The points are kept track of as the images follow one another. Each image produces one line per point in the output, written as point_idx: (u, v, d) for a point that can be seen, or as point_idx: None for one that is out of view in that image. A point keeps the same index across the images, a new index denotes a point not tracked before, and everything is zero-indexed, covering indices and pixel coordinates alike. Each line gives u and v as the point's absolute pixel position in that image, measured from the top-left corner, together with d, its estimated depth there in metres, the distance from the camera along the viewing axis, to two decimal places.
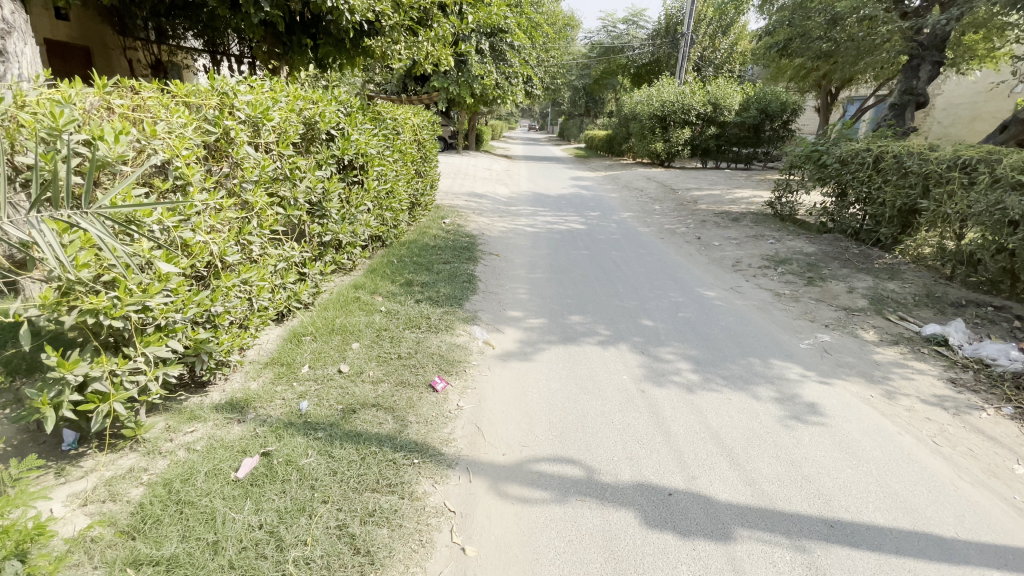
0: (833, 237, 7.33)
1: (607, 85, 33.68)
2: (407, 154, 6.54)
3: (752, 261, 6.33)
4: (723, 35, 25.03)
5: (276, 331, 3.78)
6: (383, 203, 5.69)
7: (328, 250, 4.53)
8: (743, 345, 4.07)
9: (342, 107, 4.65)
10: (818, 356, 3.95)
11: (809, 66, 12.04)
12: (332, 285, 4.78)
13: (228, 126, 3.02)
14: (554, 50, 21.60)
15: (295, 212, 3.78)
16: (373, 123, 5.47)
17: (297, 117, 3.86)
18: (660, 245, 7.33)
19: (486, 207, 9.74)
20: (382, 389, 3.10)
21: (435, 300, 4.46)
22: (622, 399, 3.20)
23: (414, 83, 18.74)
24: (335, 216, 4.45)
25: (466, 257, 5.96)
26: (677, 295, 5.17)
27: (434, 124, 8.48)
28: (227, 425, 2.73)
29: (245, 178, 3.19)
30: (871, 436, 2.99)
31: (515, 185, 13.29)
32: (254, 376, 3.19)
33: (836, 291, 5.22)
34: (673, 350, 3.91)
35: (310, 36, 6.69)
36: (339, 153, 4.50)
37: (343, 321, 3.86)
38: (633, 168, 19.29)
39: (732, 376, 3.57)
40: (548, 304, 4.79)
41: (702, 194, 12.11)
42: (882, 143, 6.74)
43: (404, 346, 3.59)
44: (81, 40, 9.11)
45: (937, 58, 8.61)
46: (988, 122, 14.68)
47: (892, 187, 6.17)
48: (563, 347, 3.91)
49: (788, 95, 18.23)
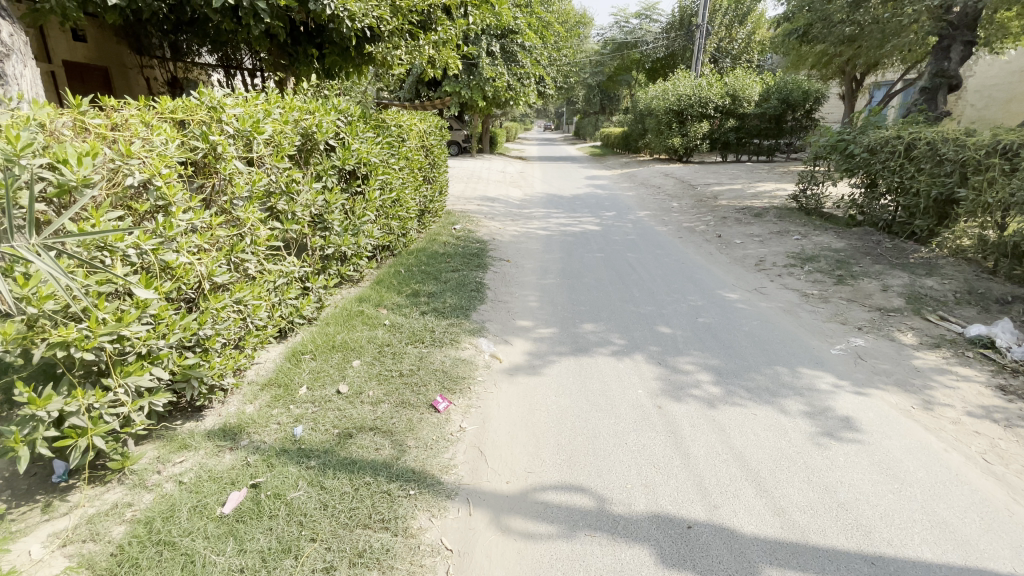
0: (863, 231, 6.93)
1: (622, 81, 33.24)
2: (414, 161, 6.42)
3: (776, 259, 6.01)
4: (740, 25, 24.41)
5: (277, 349, 3.67)
6: (389, 212, 5.57)
7: (332, 263, 4.42)
8: (769, 352, 3.79)
9: (341, 116, 4.53)
10: (851, 362, 3.66)
11: (832, 51, 11.51)
12: (337, 299, 4.67)
13: (215, 140, 2.91)
14: (566, 49, 21.40)
15: (293, 226, 3.67)
16: (375, 131, 5.35)
17: (292, 128, 3.75)
18: (678, 245, 7.05)
19: (499, 210, 9.59)
20: (381, 410, 2.95)
21: (441, 312, 4.30)
22: (637, 416, 2.98)
23: (426, 89, 18.78)
24: (338, 228, 4.34)
25: (476, 265, 5.80)
26: (697, 299, 4.91)
27: (443, 129, 8.36)
28: (218, 454, 2.62)
29: (236, 194, 3.08)
30: (914, 454, 2.70)
31: (530, 187, 13.11)
32: (251, 399, 3.08)
33: (869, 289, 4.88)
34: (691, 360, 3.67)
35: (316, 46, 6.61)
36: (339, 164, 4.39)
37: (345, 337, 3.73)
38: (650, 164, 18.90)
39: (757, 388, 3.31)
40: (560, 312, 4.59)
41: (722, 190, 11.71)
42: (914, 129, 6.33)
43: (406, 362, 3.43)
44: (99, 61, 9.31)
45: (968, 38, 7.88)
46: None
47: (926, 176, 5.77)
48: (574, 360, 3.70)
49: (810, 83, 17.62)
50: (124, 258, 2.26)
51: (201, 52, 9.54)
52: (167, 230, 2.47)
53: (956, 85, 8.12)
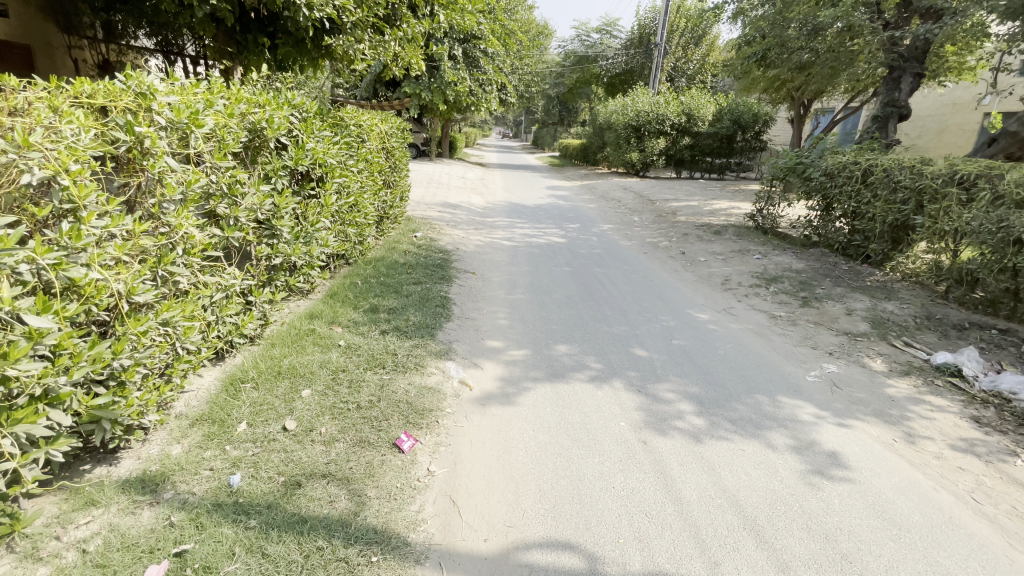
0: (819, 252, 7.10)
1: (581, 94, 33.67)
2: (373, 163, 5.99)
3: (742, 278, 6.01)
4: (696, 46, 25.30)
5: (212, 374, 3.20)
6: (345, 217, 5.13)
7: (279, 274, 3.97)
8: (746, 379, 3.67)
9: (295, 111, 4.09)
10: (828, 390, 3.60)
11: (785, 77, 11.99)
12: (284, 313, 4.21)
13: (143, 132, 2.45)
14: (528, 58, 21.44)
15: (235, 234, 3.22)
16: (332, 130, 4.90)
17: (238, 123, 3.29)
18: (644, 261, 6.97)
19: (461, 218, 9.25)
20: (335, 452, 2.57)
21: (403, 331, 3.92)
22: (621, 454, 2.75)
23: (385, 89, 18.26)
24: (289, 236, 3.91)
25: (439, 277, 5.45)
26: (669, 319, 4.78)
27: (405, 131, 7.95)
28: (135, 510, 2.16)
29: (166, 197, 2.62)
30: (905, 494, 2.64)
31: (491, 195, 12.84)
32: (179, 438, 2.62)
33: (835, 312, 4.92)
34: (671, 387, 3.48)
35: (267, 35, 6.21)
36: (292, 164, 3.94)
37: (293, 362, 3.30)
38: (608, 177, 19.09)
39: (741, 420, 3.16)
40: (531, 332, 4.32)
41: (680, 205, 11.88)
42: (870, 156, 6.55)
43: (364, 392, 3.04)
44: (22, 38, 7.91)
45: (917, 70, 8.63)
46: (956, 134, 14.97)
47: (882, 202, 5.97)
48: (550, 387, 3.43)
49: (760, 106, 18.38)
50: (14, 277, 1.79)
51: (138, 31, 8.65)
52: (74, 240, 2.00)
53: (905, 114, 8.83)
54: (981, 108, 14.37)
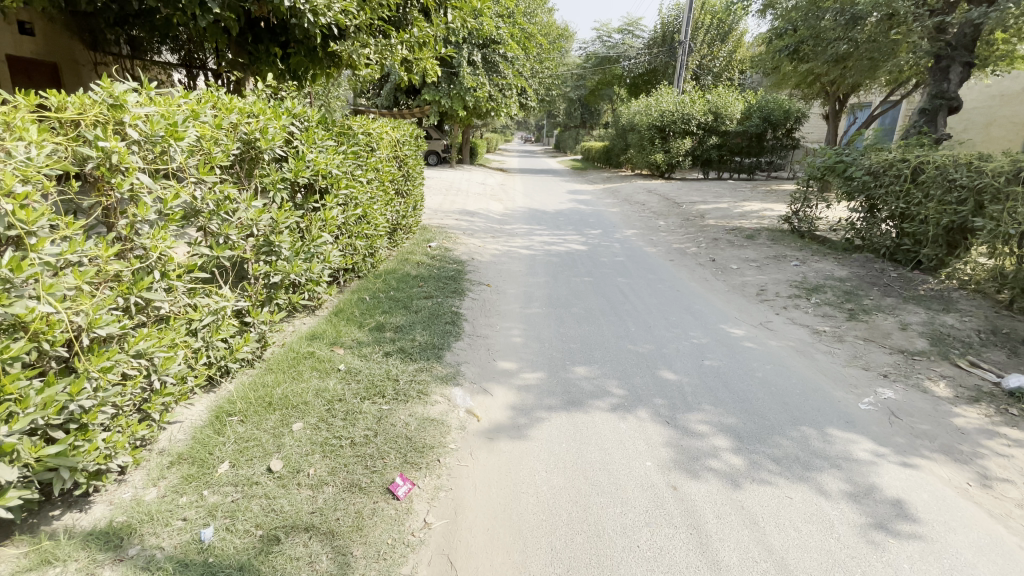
0: (864, 257, 6.54)
1: (604, 96, 33.14)
2: (384, 173, 5.77)
3: (779, 288, 5.55)
4: (722, 43, 24.58)
5: (203, 404, 3.00)
6: (353, 230, 4.90)
7: (280, 293, 3.76)
8: (790, 407, 3.26)
9: (296, 119, 3.88)
10: (885, 422, 3.16)
11: (819, 71, 11.34)
12: (286, 333, 4.00)
13: (109, 147, 2.25)
14: (548, 61, 21.13)
15: (225, 253, 3.02)
16: (338, 139, 4.68)
17: (226, 134, 3.08)
18: (670, 269, 6.56)
19: (479, 226, 8.97)
20: (323, 499, 2.30)
21: (408, 353, 3.63)
22: (647, 501, 2.40)
23: (405, 97, 18.28)
24: (289, 253, 3.70)
25: (451, 290, 5.18)
26: (699, 336, 4.37)
27: (419, 137, 7.74)
28: (94, 571, 1.92)
29: (139, 217, 2.42)
30: (989, 555, 2.21)
31: (510, 201, 12.58)
32: (155, 480, 2.41)
33: (886, 327, 4.43)
34: (704, 417, 3.10)
35: (279, 44, 6.16)
36: (291, 176, 3.72)
37: (286, 390, 3.05)
38: (632, 180, 18.56)
39: (786, 458, 2.76)
40: (548, 351, 3.99)
41: (708, 208, 11.35)
42: (920, 152, 5.99)
43: (359, 426, 2.77)
44: (47, 56, 8.31)
45: (967, 59, 7.94)
46: (1006, 127, 14.01)
47: (935, 203, 5.43)
48: (566, 417, 3.09)
49: (791, 102, 17.58)
50: None
51: (162, 47, 8.66)
52: (16, 271, 1.78)
53: (956, 107, 8.11)
54: None
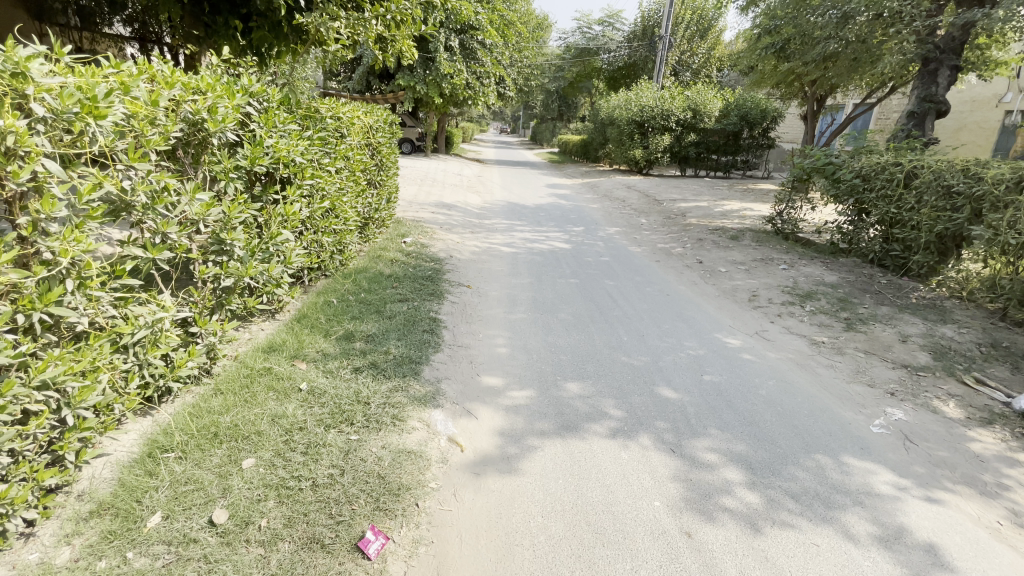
0: (851, 262, 6.43)
1: (582, 88, 32.80)
2: (355, 162, 5.29)
3: (771, 293, 5.35)
4: (701, 40, 24.57)
5: (134, 434, 2.54)
6: (319, 225, 4.42)
7: (232, 298, 3.29)
8: (800, 432, 3.01)
9: (253, 99, 3.38)
10: (901, 448, 2.95)
11: (801, 71, 11.29)
12: (240, 343, 3.53)
13: (2, 125, 1.76)
14: (527, 50, 20.63)
15: (163, 255, 2.55)
16: (303, 123, 4.17)
17: (166, 113, 2.59)
18: (657, 271, 6.30)
19: (456, 220, 8.53)
20: (277, 561, 1.89)
21: (380, 368, 3.21)
22: (660, 554, 2.08)
23: (378, 82, 17.51)
24: (244, 252, 3.24)
25: (428, 292, 4.77)
26: (695, 346, 4.10)
27: (394, 124, 7.24)
28: None
29: (43, 214, 1.93)
30: None
31: (488, 194, 12.14)
32: (70, 535, 1.95)
33: (886, 339, 4.26)
34: (711, 445, 2.82)
35: (240, 17, 5.57)
36: (246, 164, 3.24)
37: (235, 418, 2.60)
38: (610, 175, 18.34)
39: (804, 495, 2.50)
40: (536, 364, 3.63)
41: (689, 206, 11.19)
42: (912, 156, 5.88)
43: (322, 464, 2.35)
44: None
45: (955, 63, 7.93)
46: (975, 132, 14.33)
47: (928, 209, 5.34)
48: (560, 444, 2.75)
49: (769, 101, 17.66)
50: None
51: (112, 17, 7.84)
52: None
53: (944, 111, 8.07)
54: (1002, 106, 13.70)
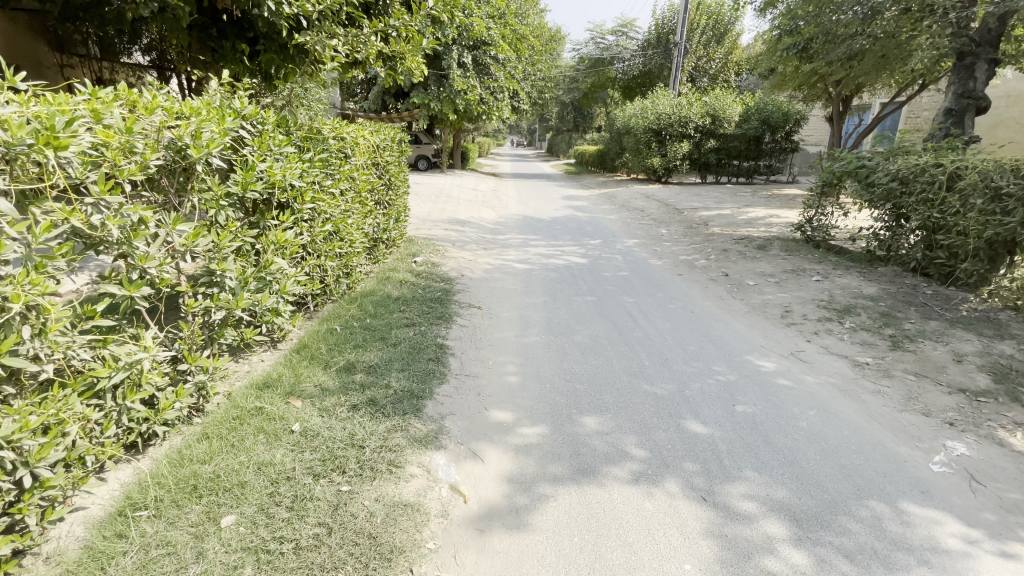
0: (891, 271, 5.99)
1: (597, 98, 32.65)
2: (361, 182, 5.14)
3: (805, 308, 4.96)
4: (718, 44, 24.18)
5: (113, 487, 2.35)
6: (322, 249, 4.24)
7: (225, 331, 3.11)
8: (850, 473, 2.65)
9: (246, 122, 3.24)
10: (967, 491, 2.57)
11: (824, 71, 10.86)
12: (236, 377, 3.35)
13: None
14: (541, 62, 20.56)
15: (141, 292, 2.40)
16: (303, 145, 4.03)
17: (144, 141, 2.44)
18: (680, 285, 5.96)
19: (470, 237, 8.35)
20: None
21: (379, 404, 2.97)
22: None
23: (393, 100, 17.67)
24: (237, 283, 3.07)
25: (436, 316, 4.54)
26: (725, 371, 3.76)
27: (404, 142, 7.12)
28: None
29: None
30: None
31: (504, 208, 11.96)
32: None
33: (938, 359, 3.85)
34: (748, 491, 2.49)
35: (248, 41, 5.55)
36: (238, 190, 3.09)
37: (217, 467, 2.39)
38: (628, 185, 18.02)
39: (860, 554, 2.15)
40: (549, 395, 3.35)
41: (711, 215, 10.80)
42: (955, 156, 5.44)
43: (308, 522, 2.12)
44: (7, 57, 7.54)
45: (992, 56, 7.44)
46: (1012, 128, 13.67)
47: (975, 213, 4.88)
48: (575, 492, 2.46)
49: (791, 104, 17.15)
50: None
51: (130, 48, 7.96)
52: None
53: (984, 107, 7.54)
54: None
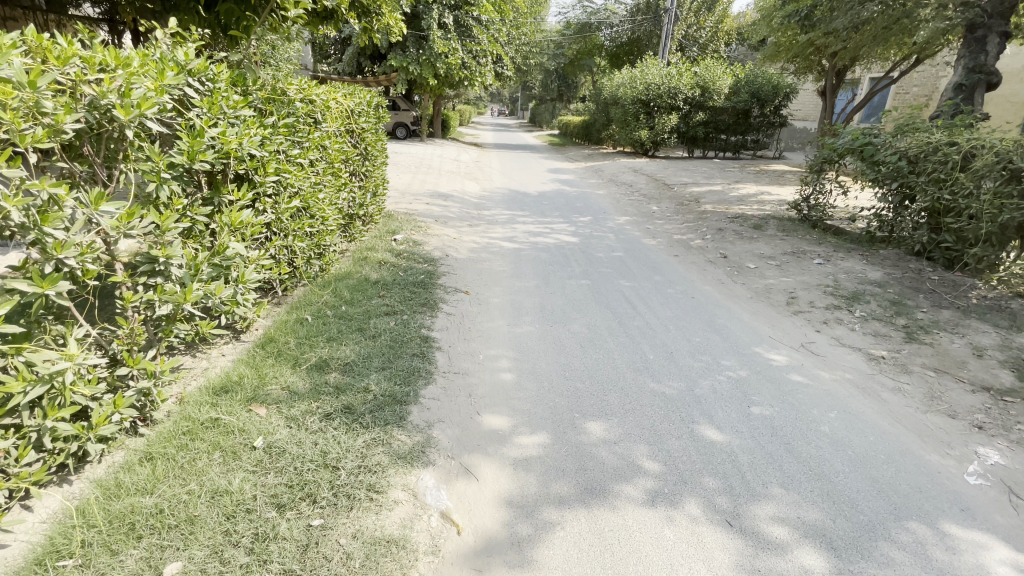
0: (893, 254, 5.78)
1: (583, 66, 31.69)
2: (333, 151, 4.61)
3: (811, 294, 4.71)
4: (709, 12, 23.44)
5: (34, 522, 1.94)
6: (290, 228, 3.76)
7: (174, 326, 2.66)
8: (884, 488, 2.40)
9: (193, 78, 2.72)
10: (1009, 508, 2.34)
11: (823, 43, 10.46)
12: (191, 377, 2.91)
13: None
14: (528, 26, 19.50)
15: (58, 287, 1.92)
16: (266, 108, 3.51)
17: (53, 97, 1.94)
18: (678, 267, 5.65)
19: (454, 212, 7.87)
20: None
21: (356, 412, 2.59)
22: None
23: (369, 62, 16.73)
24: (186, 271, 2.60)
25: (419, 302, 4.13)
26: (734, 366, 3.48)
27: (382, 108, 6.55)
28: None
29: None
30: None
31: (488, 181, 11.43)
32: None
33: (958, 353, 3.63)
34: (776, 512, 2.22)
35: None
36: (185, 161, 2.59)
37: (161, 498, 2.00)
38: (615, 158, 17.55)
39: None
40: (548, 396, 3.01)
41: (702, 191, 10.48)
42: (970, 134, 5.16)
43: (270, 570, 1.76)
44: None
45: (1005, 29, 7.19)
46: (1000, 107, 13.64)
47: (991, 195, 4.64)
48: (585, 517, 2.15)
49: (781, 77, 16.77)
50: None
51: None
52: None
53: (995, 83, 7.27)
54: None
